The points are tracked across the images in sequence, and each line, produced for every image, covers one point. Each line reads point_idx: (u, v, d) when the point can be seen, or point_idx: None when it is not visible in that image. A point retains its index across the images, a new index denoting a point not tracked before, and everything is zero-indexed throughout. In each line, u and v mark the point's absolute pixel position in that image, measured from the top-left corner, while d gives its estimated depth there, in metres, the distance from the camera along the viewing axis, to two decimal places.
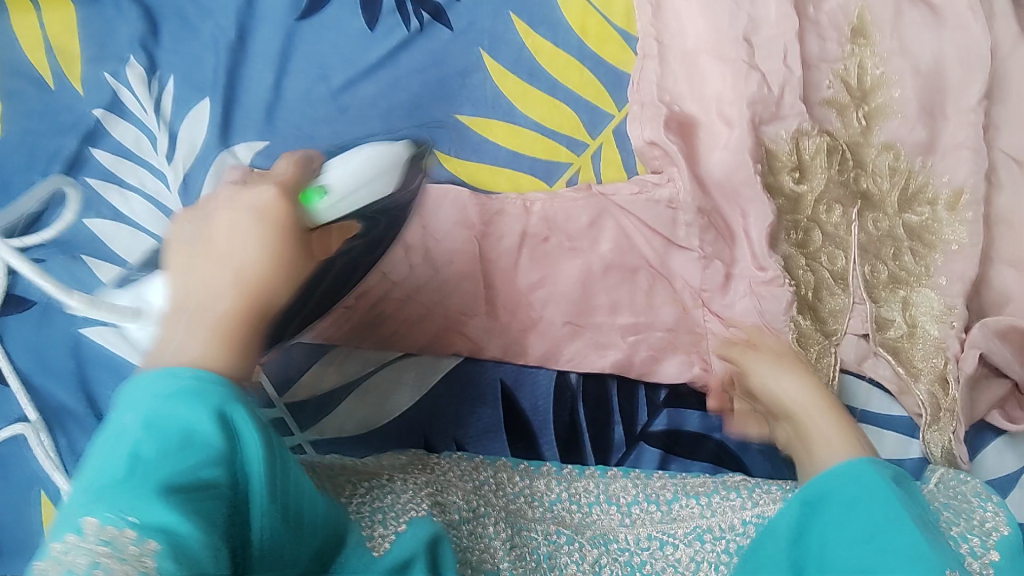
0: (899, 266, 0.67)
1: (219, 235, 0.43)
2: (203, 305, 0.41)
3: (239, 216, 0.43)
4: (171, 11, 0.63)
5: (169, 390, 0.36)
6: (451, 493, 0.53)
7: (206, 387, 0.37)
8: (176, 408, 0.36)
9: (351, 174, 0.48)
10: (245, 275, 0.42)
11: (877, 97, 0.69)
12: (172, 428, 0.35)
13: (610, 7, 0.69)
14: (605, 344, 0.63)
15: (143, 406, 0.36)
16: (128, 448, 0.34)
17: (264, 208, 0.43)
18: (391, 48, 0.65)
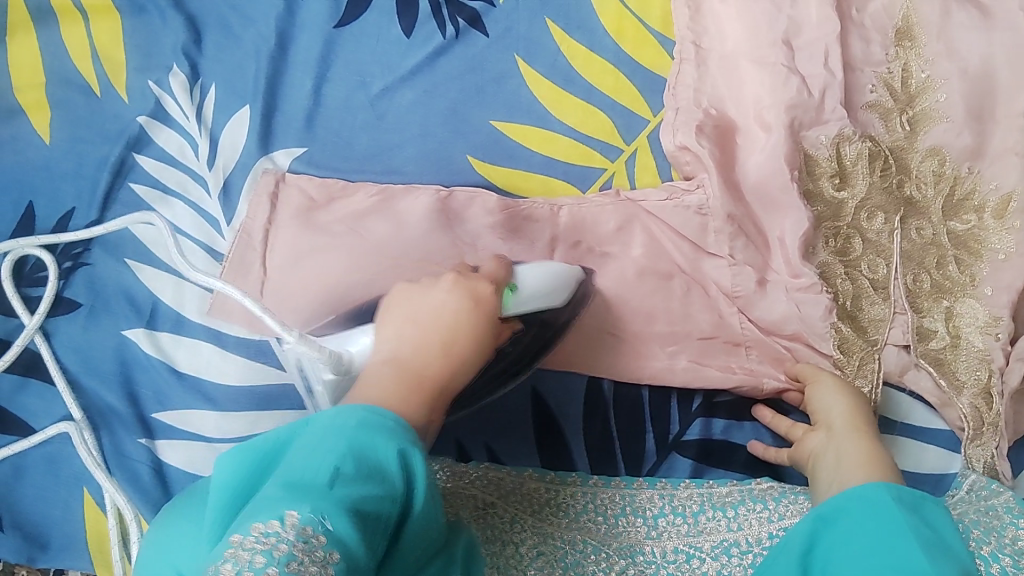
0: (944, 275, 0.65)
1: (440, 307, 0.54)
2: (417, 369, 0.52)
3: (454, 296, 0.55)
4: (213, 18, 0.64)
5: (373, 426, 0.42)
6: (499, 508, 0.56)
7: (394, 430, 0.42)
8: (370, 437, 0.41)
9: (541, 277, 0.59)
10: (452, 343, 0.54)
11: (923, 101, 0.67)
12: (360, 452, 0.40)
13: (647, 11, 0.69)
14: (644, 353, 0.62)
15: (346, 430, 0.41)
16: (333, 461, 0.39)
17: (478, 292, 0.56)
18: (428, 55, 0.66)
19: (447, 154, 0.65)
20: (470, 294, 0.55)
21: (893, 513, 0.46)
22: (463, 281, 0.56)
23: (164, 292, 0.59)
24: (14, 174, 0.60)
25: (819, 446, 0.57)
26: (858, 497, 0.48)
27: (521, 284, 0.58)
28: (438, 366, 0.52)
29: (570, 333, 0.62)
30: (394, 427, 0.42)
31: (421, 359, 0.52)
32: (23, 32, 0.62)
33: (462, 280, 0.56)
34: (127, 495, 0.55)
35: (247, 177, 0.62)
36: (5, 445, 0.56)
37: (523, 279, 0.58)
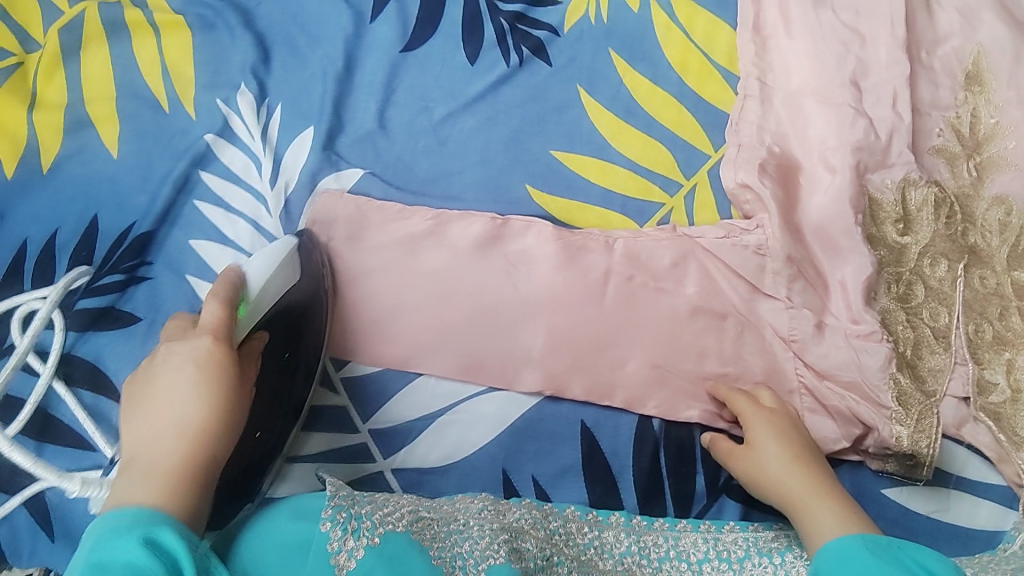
0: (1006, 327, 0.64)
1: (171, 389, 0.48)
2: (150, 455, 0.45)
3: (184, 369, 0.49)
4: (283, 39, 0.65)
5: (112, 534, 0.40)
6: (526, 540, 0.53)
7: (133, 521, 0.41)
8: (117, 550, 0.39)
9: (264, 274, 0.55)
10: (188, 427, 0.47)
11: (991, 148, 0.66)
12: (116, 567, 0.39)
13: (712, 46, 0.69)
14: (694, 393, 0.62)
15: (89, 560, 0.39)
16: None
17: (201, 356, 0.49)
18: (491, 83, 0.66)
19: (506, 182, 0.64)
20: (195, 358, 0.49)
21: (863, 561, 0.47)
22: (182, 345, 0.50)
23: None
24: (81, 185, 0.61)
25: (806, 495, 0.54)
26: (832, 555, 0.49)
27: (250, 291, 0.54)
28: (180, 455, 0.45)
29: (623, 367, 0.61)
30: (131, 522, 0.41)
31: (157, 447, 0.46)
32: (97, 44, 0.63)
33: (187, 349, 0.50)
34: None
35: (308, 198, 0.62)
36: (60, 472, 0.56)
37: (249, 289, 0.54)
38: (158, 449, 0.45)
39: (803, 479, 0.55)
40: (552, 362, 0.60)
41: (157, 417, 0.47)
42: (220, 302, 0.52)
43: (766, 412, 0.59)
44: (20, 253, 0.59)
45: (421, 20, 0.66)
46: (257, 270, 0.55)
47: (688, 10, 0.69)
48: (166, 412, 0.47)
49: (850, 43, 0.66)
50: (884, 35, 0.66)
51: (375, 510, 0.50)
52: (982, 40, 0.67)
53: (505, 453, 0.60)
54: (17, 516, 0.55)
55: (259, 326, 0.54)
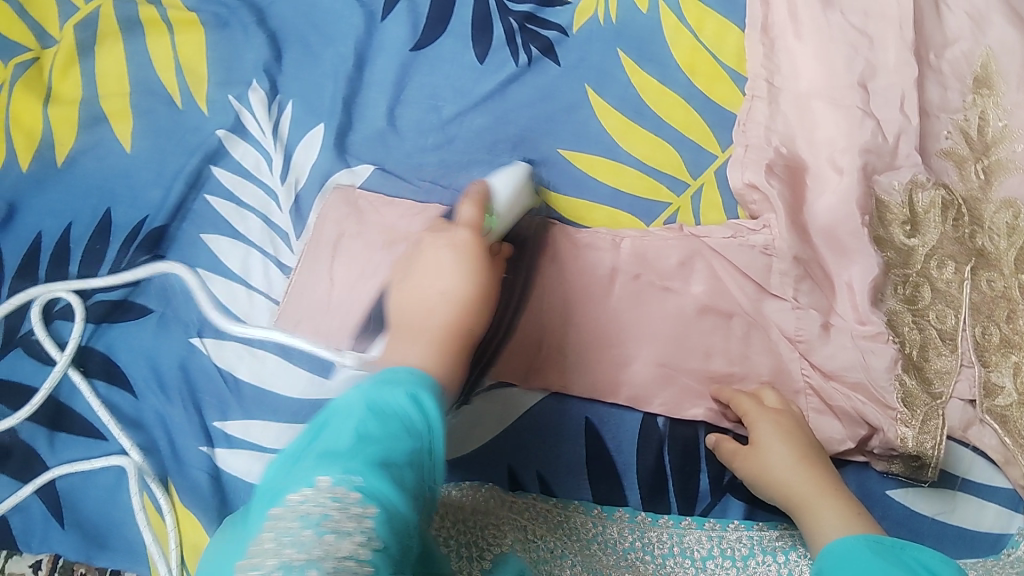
0: (1013, 330, 0.64)
1: (432, 265, 0.54)
2: (420, 324, 0.50)
3: (442, 249, 0.54)
4: (294, 37, 0.65)
5: (389, 383, 0.43)
6: (541, 538, 0.57)
7: (408, 384, 0.44)
8: (389, 396, 0.42)
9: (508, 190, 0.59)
10: (451, 295, 0.52)
11: (999, 151, 0.67)
12: (388, 410, 0.41)
13: (721, 47, 0.69)
14: (699, 392, 0.62)
15: (365, 394, 0.42)
16: (354, 426, 0.39)
17: (458, 240, 0.54)
18: (500, 82, 0.67)
19: None
20: (456, 245, 0.54)
21: (864, 560, 0.48)
22: (444, 234, 0.55)
23: (234, 302, 0.59)
24: (95, 179, 0.62)
25: (812, 493, 0.55)
26: (835, 553, 0.50)
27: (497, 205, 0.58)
28: (445, 313, 0.51)
29: (629, 365, 0.61)
30: (405, 377, 0.44)
31: (429, 315, 0.51)
32: (112, 41, 0.64)
33: (444, 239, 0.55)
34: (289, 424, 0.57)
35: (319, 192, 0.62)
36: (71, 462, 0.56)
37: (496, 198, 0.58)
38: (424, 314, 0.51)
39: (810, 481, 0.55)
40: (559, 360, 0.61)
41: (425, 289, 0.52)
42: (473, 204, 0.57)
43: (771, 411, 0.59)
44: (35, 246, 0.60)
45: (432, 19, 0.67)
46: (502, 184, 0.59)
47: (697, 12, 0.69)
48: (433, 286, 0.52)
49: (859, 45, 0.66)
50: (892, 38, 0.66)
51: None
52: (991, 44, 0.68)
53: (509, 449, 0.60)
54: (31, 505, 0.56)
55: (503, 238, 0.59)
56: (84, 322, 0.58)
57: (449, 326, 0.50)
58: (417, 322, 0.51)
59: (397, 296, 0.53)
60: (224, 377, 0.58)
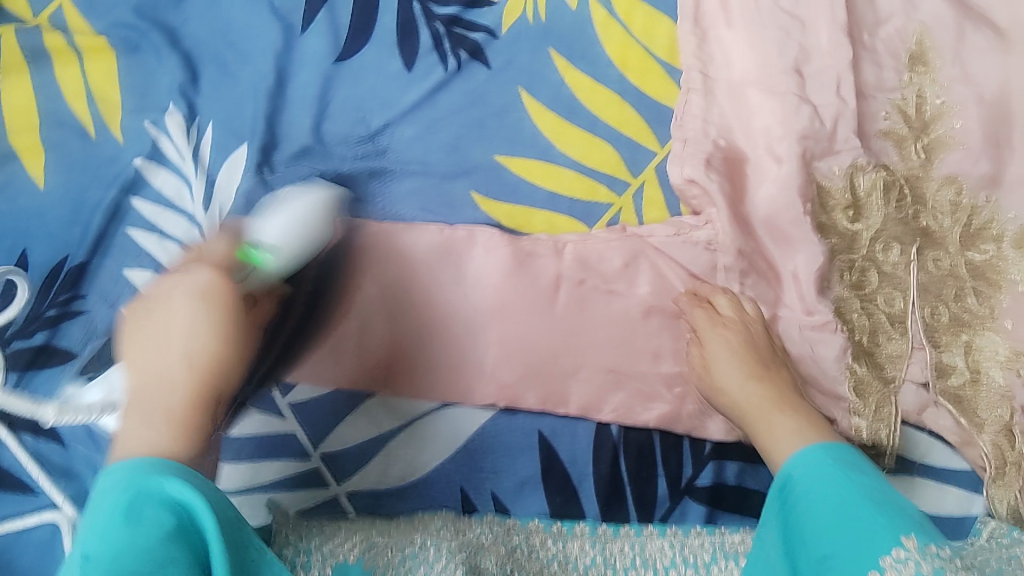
0: (962, 308, 0.63)
1: (167, 317, 0.49)
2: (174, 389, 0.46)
3: (178, 300, 0.49)
4: (210, 56, 0.63)
5: (119, 486, 0.40)
6: (486, 559, 0.53)
7: (136, 476, 0.40)
8: (117, 504, 0.39)
9: (284, 228, 0.51)
10: (193, 357, 0.47)
11: (938, 127, 0.66)
12: (113, 519, 0.38)
13: (652, 39, 0.67)
14: (651, 396, 0.60)
15: (100, 508, 0.39)
16: (81, 554, 0.38)
17: (205, 287, 0.49)
18: (428, 91, 0.64)
19: (448, 190, 0.63)
20: (197, 294, 0.49)
21: (832, 476, 0.48)
22: (184, 274, 0.51)
23: None
24: (7, 220, 0.59)
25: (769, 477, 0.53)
26: (795, 483, 0.49)
27: (268, 237, 0.51)
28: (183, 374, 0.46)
29: (578, 373, 0.60)
30: (143, 466, 0.41)
31: (165, 373, 0.46)
32: (18, 73, 0.61)
33: (187, 284, 0.50)
34: (229, 463, 0.56)
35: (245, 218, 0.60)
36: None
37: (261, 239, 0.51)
38: (156, 377, 0.46)
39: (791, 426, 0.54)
40: (509, 378, 0.59)
41: (156, 343, 0.48)
42: (226, 241, 0.53)
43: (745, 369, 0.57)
44: None
45: (353, 28, 0.65)
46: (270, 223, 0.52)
47: (626, 5, 0.68)
48: (165, 340, 0.47)
49: (790, 30, 0.65)
50: (824, 19, 0.65)
51: (326, 543, 0.51)
52: (923, 19, 0.67)
53: (461, 469, 0.58)
54: None
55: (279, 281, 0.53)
56: (7, 373, 0.56)
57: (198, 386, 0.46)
58: (157, 389, 0.46)
59: (133, 364, 0.48)
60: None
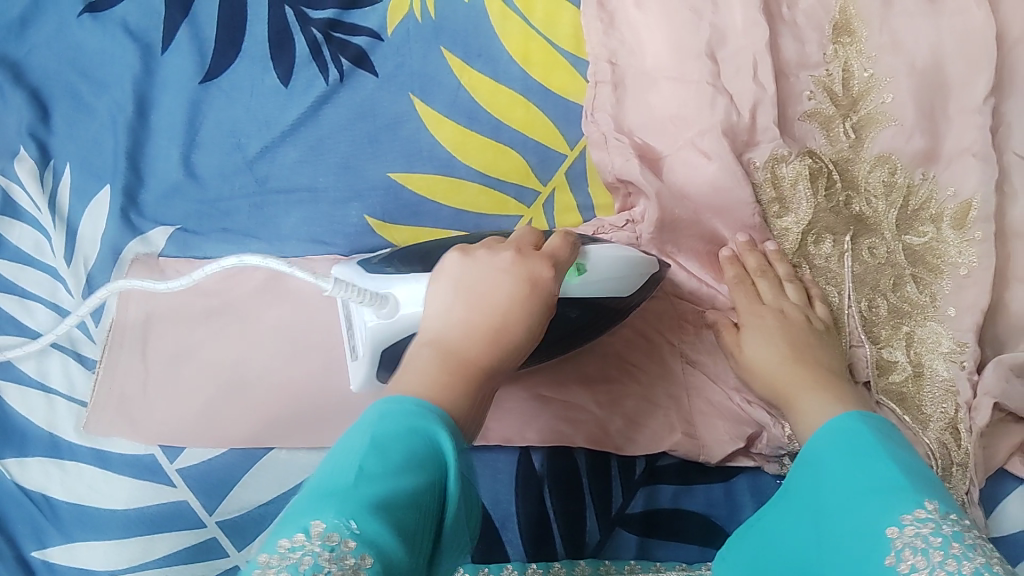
0: (902, 298, 0.59)
1: (492, 285, 0.45)
2: (461, 352, 0.42)
3: (510, 277, 0.45)
4: (62, 88, 0.57)
5: (392, 412, 0.36)
6: None
7: (416, 410, 0.37)
8: (394, 427, 0.35)
9: (614, 257, 0.51)
10: (500, 329, 0.44)
11: (867, 104, 0.61)
12: (393, 430, 0.35)
13: (555, 30, 0.61)
14: (576, 418, 0.57)
15: (412, 419, 0.36)
16: (356, 461, 0.34)
17: (533, 270, 0.46)
18: (310, 106, 0.58)
19: (340, 216, 0.58)
20: (526, 276, 0.45)
21: (856, 432, 0.47)
22: (489, 253, 0.46)
23: (31, 412, 0.53)
24: None
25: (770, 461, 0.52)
26: (813, 449, 0.48)
27: (591, 264, 0.50)
28: (485, 354, 0.43)
29: (498, 401, 0.57)
30: (410, 402, 0.37)
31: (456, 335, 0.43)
32: None
33: (521, 257, 0.46)
34: (118, 539, 0.51)
35: (113, 271, 0.56)
36: None
37: (592, 256, 0.50)
38: (466, 336, 0.43)
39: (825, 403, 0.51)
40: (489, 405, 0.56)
41: (485, 296, 0.44)
42: (566, 241, 0.49)
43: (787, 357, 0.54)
44: None
45: (219, 43, 0.59)
46: (602, 257, 0.51)
47: None
48: (486, 295, 0.44)
49: (702, 9, 0.59)
50: None
51: None
52: None
53: None
54: None
55: (564, 307, 0.50)
56: None
57: (488, 370, 0.43)
58: (451, 346, 0.43)
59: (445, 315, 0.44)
60: (33, 498, 0.52)
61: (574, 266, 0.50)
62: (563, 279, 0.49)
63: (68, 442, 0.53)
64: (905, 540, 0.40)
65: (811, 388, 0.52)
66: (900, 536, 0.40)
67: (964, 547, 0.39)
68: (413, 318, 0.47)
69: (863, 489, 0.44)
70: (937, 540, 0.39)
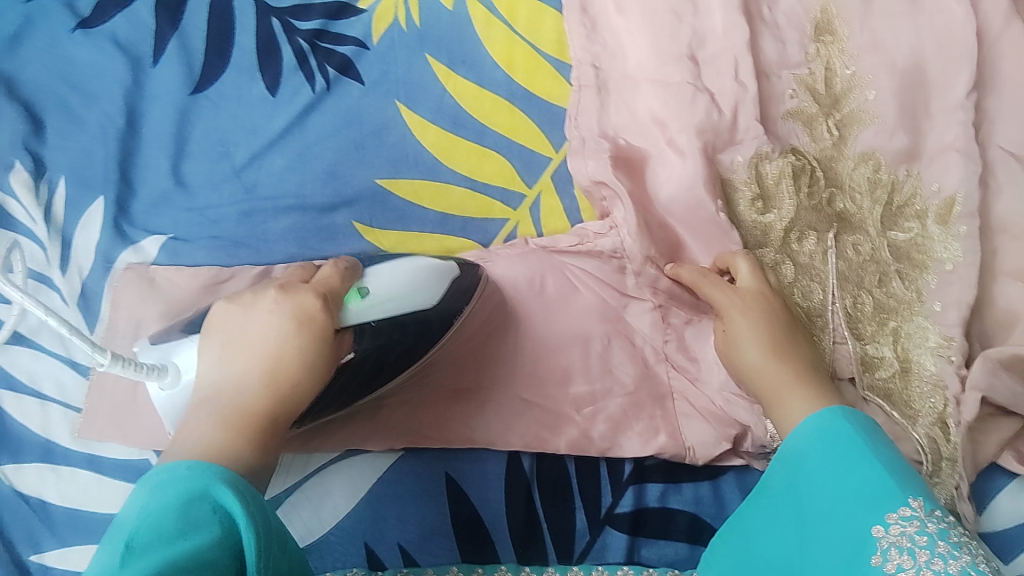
0: (887, 294, 0.60)
1: (255, 331, 0.45)
2: (231, 401, 0.42)
3: (277, 318, 0.45)
4: (54, 101, 0.58)
5: (167, 481, 0.34)
6: None
7: (195, 478, 0.35)
8: (159, 501, 0.33)
9: (392, 276, 0.52)
10: (278, 376, 0.43)
11: (850, 102, 0.62)
12: (158, 507, 0.33)
13: (538, 35, 0.63)
14: (557, 423, 0.57)
15: (141, 495, 0.34)
16: (125, 541, 0.32)
17: (302, 308, 0.46)
18: (296, 114, 0.59)
19: (328, 222, 0.58)
20: (296, 314, 0.45)
21: (837, 431, 0.47)
22: (257, 296, 0.47)
23: (26, 420, 0.53)
24: None
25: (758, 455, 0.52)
26: (795, 446, 0.48)
27: (373, 289, 0.51)
28: (261, 402, 0.42)
29: (484, 405, 0.57)
30: (184, 467, 0.36)
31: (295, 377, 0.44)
32: None
33: (287, 297, 0.46)
34: None
35: (105, 280, 0.56)
36: None
37: (372, 281, 0.51)
38: (239, 385, 0.43)
39: (806, 403, 0.51)
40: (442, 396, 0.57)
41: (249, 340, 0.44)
42: (337, 270, 0.51)
43: (770, 354, 0.53)
44: None
45: (208, 53, 0.60)
46: (378, 284, 0.51)
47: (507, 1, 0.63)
48: (252, 339, 0.44)
49: (683, 12, 0.60)
50: None
51: None
52: None
53: (365, 526, 0.54)
54: None
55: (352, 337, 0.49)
56: None
57: (277, 418, 0.43)
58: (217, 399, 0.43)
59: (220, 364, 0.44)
60: (29, 503, 0.52)
61: (354, 290, 0.50)
62: (345, 304, 0.49)
63: (62, 448, 0.53)
64: (891, 540, 0.41)
65: (797, 388, 0.52)
66: (886, 535, 0.41)
67: (950, 545, 0.40)
68: (191, 384, 0.45)
69: (849, 494, 0.44)
70: (922, 539, 0.40)
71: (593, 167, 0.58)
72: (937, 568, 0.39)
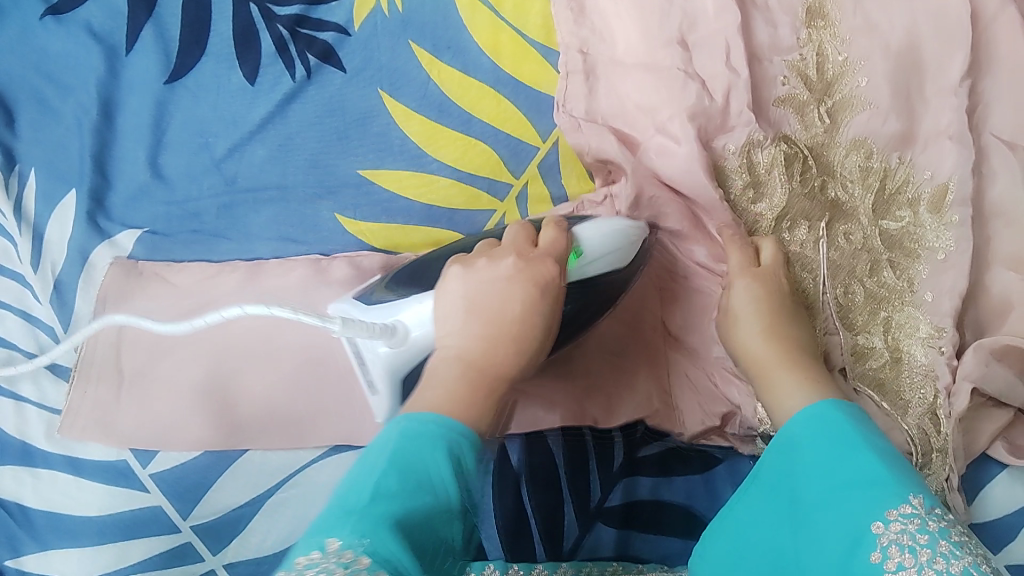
0: (879, 283, 0.59)
1: (492, 290, 0.46)
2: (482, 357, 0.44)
3: (516, 283, 0.46)
4: (27, 93, 0.56)
5: (415, 435, 0.38)
6: None
7: (443, 431, 0.38)
8: (418, 450, 0.37)
9: (600, 233, 0.52)
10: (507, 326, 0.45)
11: (842, 88, 0.59)
12: (407, 456, 0.36)
13: (524, 18, 0.58)
14: (551, 401, 0.58)
15: (394, 440, 0.37)
16: (377, 478, 0.35)
17: (536, 272, 0.47)
18: (276, 103, 0.58)
19: (311, 214, 0.60)
20: (529, 278, 0.47)
21: (831, 417, 0.46)
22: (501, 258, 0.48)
23: (3, 420, 0.53)
24: None
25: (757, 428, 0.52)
26: (787, 435, 0.47)
27: (586, 246, 0.51)
28: (506, 356, 0.45)
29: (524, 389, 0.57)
30: (427, 420, 0.39)
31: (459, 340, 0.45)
32: None
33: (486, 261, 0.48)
34: (94, 547, 0.52)
35: (81, 274, 0.58)
36: None
37: (583, 239, 0.51)
38: (471, 340, 0.45)
39: (800, 379, 0.50)
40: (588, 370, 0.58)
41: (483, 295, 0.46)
42: (557, 228, 0.51)
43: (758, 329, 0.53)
44: None
45: (184, 43, 0.57)
46: (594, 237, 0.51)
47: None
48: (482, 295, 0.46)
49: None
50: None
51: None
52: None
53: None
54: None
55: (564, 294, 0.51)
56: None
57: (509, 377, 0.44)
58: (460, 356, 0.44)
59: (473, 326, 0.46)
60: (7, 508, 0.52)
61: (573, 251, 0.50)
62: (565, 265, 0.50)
63: (41, 450, 0.53)
64: (891, 538, 0.40)
65: (793, 368, 0.51)
66: (886, 532, 0.40)
67: (951, 545, 0.39)
68: (424, 341, 0.48)
69: (844, 484, 0.43)
70: (923, 538, 0.39)
71: (591, 151, 0.58)
72: (940, 568, 0.38)
